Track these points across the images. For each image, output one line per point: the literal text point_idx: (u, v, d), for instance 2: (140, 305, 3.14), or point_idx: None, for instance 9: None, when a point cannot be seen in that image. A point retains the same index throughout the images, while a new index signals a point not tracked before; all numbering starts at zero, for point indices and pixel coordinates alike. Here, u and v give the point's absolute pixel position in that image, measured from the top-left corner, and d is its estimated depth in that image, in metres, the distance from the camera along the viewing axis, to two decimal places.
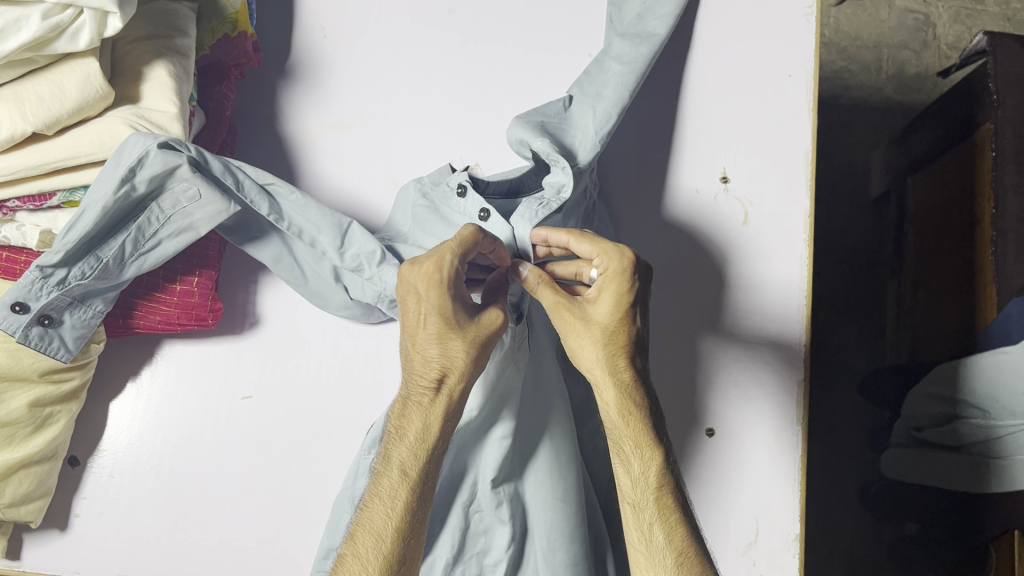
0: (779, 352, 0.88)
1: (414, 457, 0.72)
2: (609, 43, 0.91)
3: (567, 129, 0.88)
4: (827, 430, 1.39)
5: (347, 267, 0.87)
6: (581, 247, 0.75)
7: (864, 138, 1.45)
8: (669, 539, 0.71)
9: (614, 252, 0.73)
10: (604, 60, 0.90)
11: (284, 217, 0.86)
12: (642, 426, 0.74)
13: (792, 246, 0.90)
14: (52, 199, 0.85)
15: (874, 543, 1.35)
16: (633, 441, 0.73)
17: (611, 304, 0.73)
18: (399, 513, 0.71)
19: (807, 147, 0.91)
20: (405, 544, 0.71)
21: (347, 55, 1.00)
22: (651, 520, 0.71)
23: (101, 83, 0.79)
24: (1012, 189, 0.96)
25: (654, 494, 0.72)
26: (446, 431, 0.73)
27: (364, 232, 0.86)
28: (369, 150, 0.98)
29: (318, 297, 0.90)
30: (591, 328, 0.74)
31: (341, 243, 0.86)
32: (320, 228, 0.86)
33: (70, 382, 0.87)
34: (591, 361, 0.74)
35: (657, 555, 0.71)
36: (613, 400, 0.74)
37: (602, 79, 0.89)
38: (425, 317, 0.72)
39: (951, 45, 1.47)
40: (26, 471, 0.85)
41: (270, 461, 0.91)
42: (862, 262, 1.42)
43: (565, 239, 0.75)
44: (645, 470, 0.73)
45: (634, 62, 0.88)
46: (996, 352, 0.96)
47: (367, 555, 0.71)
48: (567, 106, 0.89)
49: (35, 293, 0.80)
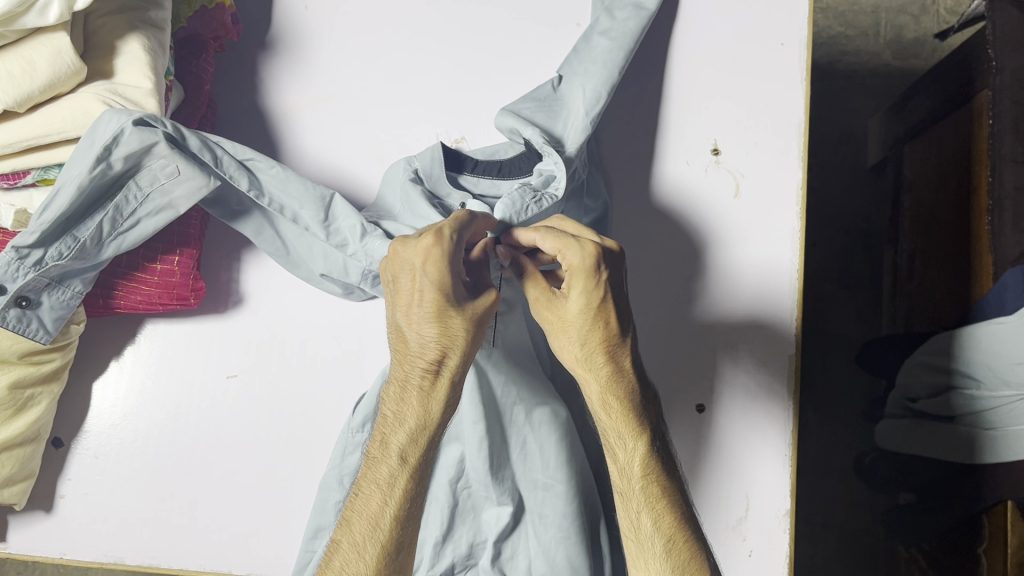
0: (769, 328, 0.87)
1: (413, 443, 0.70)
2: (596, 18, 0.89)
3: (558, 111, 0.86)
4: (822, 400, 1.38)
5: (331, 244, 0.84)
6: (545, 245, 0.71)
7: (861, 104, 1.42)
8: (657, 526, 0.70)
9: (574, 247, 0.68)
10: (592, 36, 0.89)
11: (265, 192, 0.83)
12: (625, 416, 0.71)
13: (784, 219, 0.88)
14: (26, 177, 0.83)
15: (869, 515, 1.34)
16: (616, 433, 0.72)
17: (579, 300, 0.70)
18: (398, 497, 0.70)
19: (800, 117, 0.89)
20: (403, 528, 0.70)
21: (327, 26, 0.98)
22: (638, 509, 0.71)
23: (72, 58, 0.76)
24: (1010, 158, 0.92)
25: (642, 483, 0.71)
26: (448, 414, 0.71)
27: (346, 205, 0.84)
28: (350, 126, 0.96)
29: (297, 266, 0.88)
30: (567, 327, 0.71)
31: (324, 217, 0.84)
32: (302, 203, 0.83)
33: (51, 363, 0.87)
34: (573, 359, 0.72)
35: (646, 542, 0.71)
36: (595, 393, 0.72)
37: (590, 55, 0.88)
38: (421, 294, 0.68)
39: (950, 10, 1.42)
40: (8, 454, 0.85)
41: (255, 441, 0.91)
42: (859, 231, 1.40)
43: (533, 239, 0.72)
44: (629, 459, 0.72)
45: (622, 37, 0.87)
46: (991, 323, 0.94)
47: (364, 542, 0.69)
48: (556, 86, 0.88)
49: (12, 274, 0.80)
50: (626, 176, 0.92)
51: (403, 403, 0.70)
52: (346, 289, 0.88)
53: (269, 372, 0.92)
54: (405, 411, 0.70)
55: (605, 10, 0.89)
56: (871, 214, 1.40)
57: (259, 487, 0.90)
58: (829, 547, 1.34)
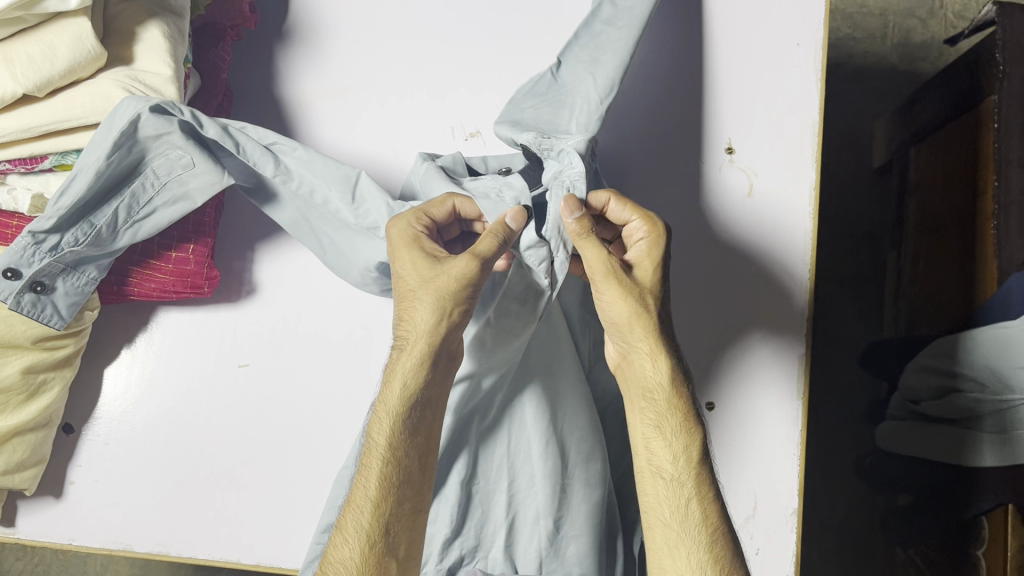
0: (779, 325, 0.88)
1: (387, 433, 0.71)
2: (598, 5, 0.85)
3: (563, 100, 0.83)
4: (824, 401, 1.38)
5: (364, 227, 0.81)
6: (620, 209, 0.74)
7: (868, 106, 1.43)
8: (704, 513, 0.71)
9: (658, 224, 0.73)
10: (593, 24, 0.85)
11: (292, 175, 0.82)
12: (681, 402, 0.73)
13: (797, 220, 0.88)
14: (44, 162, 0.83)
15: (868, 517, 1.34)
16: (679, 417, 0.72)
17: (651, 270, 0.73)
18: (378, 482, 0.71)
19: (814, 119, 0.89)
20: (392, 517, 0.71)
21: (344, 18, 0.98)
22: (688, 496, 0.71)
23: (93, 44, 0.76)
24: (1015, 162, 0.91)
25: (694, 470, 0.72)
26: (424, 394, 0.72)
27: (372, 184, 0.81)
28: (364, 118, 0.96)
29: (342, 264, 0.85)
30: (646, 295, 0.72)
31: (352, 199, 0.81)
32: (329, 184, 0.81)
33: (64, 349, 0.86)
34: (639, 333, 0.72)
35: (689, 530, 0.70)
36: (664, 373, 0.72)
37: (595, 44, 0.84)
38: (405, 280, 0.73)
39: (959, 14, 1.43)
40: (21, 438, 0.85)
41: (265, 431, 0.90)
42: (864, 233, 1.41)
43: (605, 200, 0.73)
44: (687, 446, 0.72)
45: (628, 25, 0.83)
46: (996, 327, 0.95)
47: (349, 528, 0.71)
48: (556, 73, 0.85)
49: (27, 259, 0.79)
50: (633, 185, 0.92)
51: (386, 390, 0.72)
52: (383, 288, 0.86)
53: (281, 362, 0.91)
54: (378, 395, 0.73)
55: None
56: (877, 217, 1.40)
57: (267, 477, 0.90)
58: (829, 548, 1.34)
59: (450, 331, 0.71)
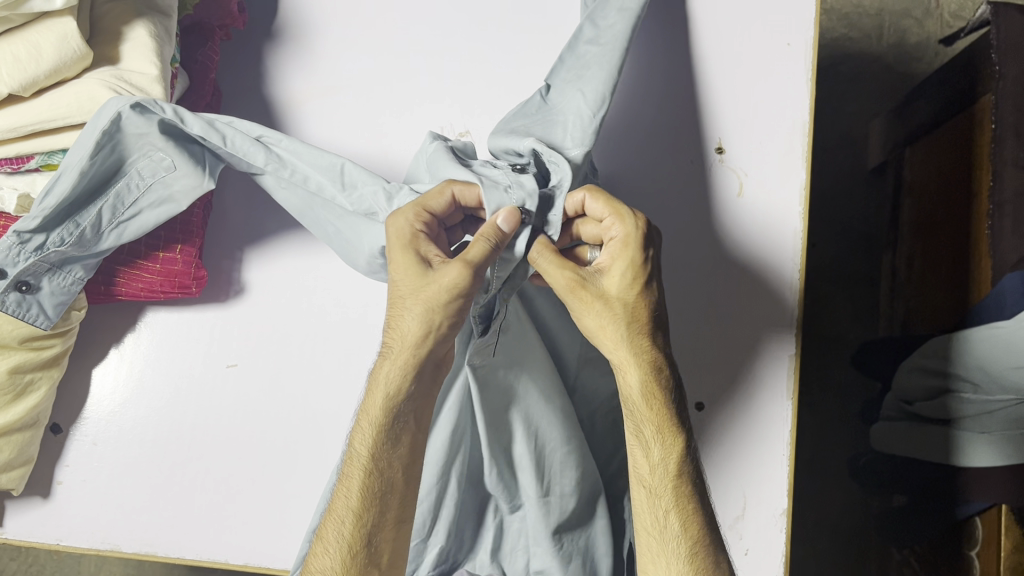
0: (769, 326, 0.87)
1: (366, 441, 0.71)
2: (580, 28, 0.85)
3: (554, 118, 0.82)
4: (819, 401, 1.38)
5: (358, 212, 0.80)
6: (593, 206, 0.74)
7: (863, 106, 1.42)
8: (683, 527, 0.70)
9: (628, 218, 0.72)
10: (576, 45, 0.85)
11: (283, 163, 0.81)
12: (666, 411, 0.72)
13: (787, 219, 0.88)
14: (30, 162, 0.83)
15: (862, 518, 1.34)
16: (655, 427, 0.72)
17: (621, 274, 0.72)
18: (359, 491, 0.71)
19: (805, 118, 0.89)
20: (372, 527, 0.71)
21: (333, 17, 0.98)
22: (667, 507, 0.70)
23: (78, 43, 0.76)
24: (1011, 163, 0.91)
25: (672, 482, 0.71)
26: (408, 403, 0.71)
27: (362, 170, 0.79)
28: (354, 118, 0.96)
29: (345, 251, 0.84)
30: (612, 305, 0.71)
31: (342, 185, 0.80)
32: (317, 171, 0.80)
33: (51, 349, 0.87)
34: (613, 342, 0.72)
35: (668, 542, 0.70)
36: (636, 382, 0.72)
37: (579, 64, 0.84)
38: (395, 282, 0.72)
39: (954, 14, 1.42)
40: (6, 439, 0.85)
41: (252, 431, 0.90)
42: (859, 233, 1.40)
43: (581, 197, 0.75)
44: (665, 456, 0.71)
45: (612, 41, 0.83)
46: (990, 327, 0.92)
47: (329, 537, 0.71)
48: (545, 96, 0.84)
49: (13, 258, 0.80)
50: (622, 187, 0.92)
51: (367, 400, 0.72)
52: None
53: (268, 363, 0.91)
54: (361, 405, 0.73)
55: (588, 19, 0.85)
56: (872, 217, 1.40)
57: (254, 477, 0.89)
58: (823, 549, 1.34)
59: (432, 341, 0.71)
